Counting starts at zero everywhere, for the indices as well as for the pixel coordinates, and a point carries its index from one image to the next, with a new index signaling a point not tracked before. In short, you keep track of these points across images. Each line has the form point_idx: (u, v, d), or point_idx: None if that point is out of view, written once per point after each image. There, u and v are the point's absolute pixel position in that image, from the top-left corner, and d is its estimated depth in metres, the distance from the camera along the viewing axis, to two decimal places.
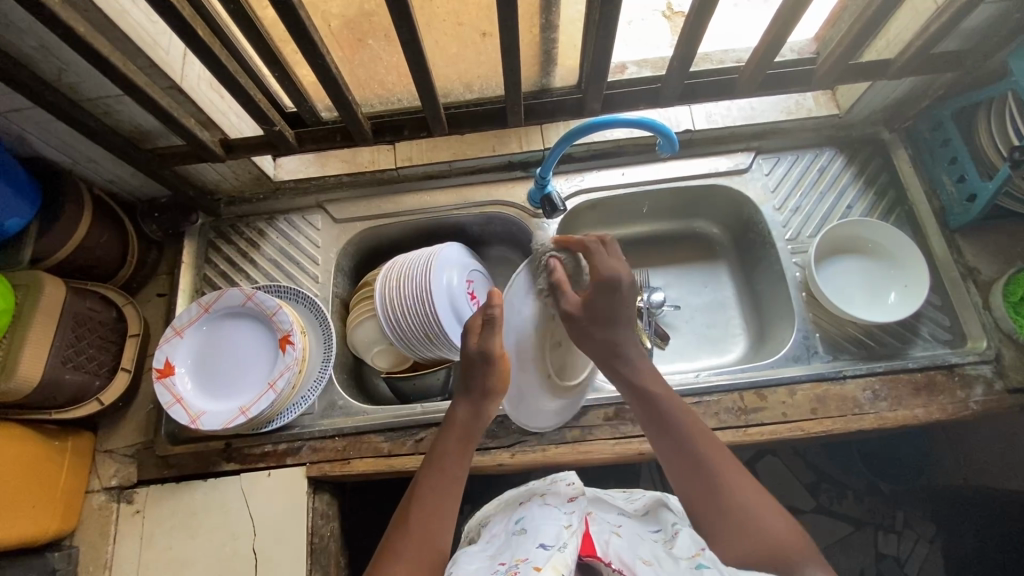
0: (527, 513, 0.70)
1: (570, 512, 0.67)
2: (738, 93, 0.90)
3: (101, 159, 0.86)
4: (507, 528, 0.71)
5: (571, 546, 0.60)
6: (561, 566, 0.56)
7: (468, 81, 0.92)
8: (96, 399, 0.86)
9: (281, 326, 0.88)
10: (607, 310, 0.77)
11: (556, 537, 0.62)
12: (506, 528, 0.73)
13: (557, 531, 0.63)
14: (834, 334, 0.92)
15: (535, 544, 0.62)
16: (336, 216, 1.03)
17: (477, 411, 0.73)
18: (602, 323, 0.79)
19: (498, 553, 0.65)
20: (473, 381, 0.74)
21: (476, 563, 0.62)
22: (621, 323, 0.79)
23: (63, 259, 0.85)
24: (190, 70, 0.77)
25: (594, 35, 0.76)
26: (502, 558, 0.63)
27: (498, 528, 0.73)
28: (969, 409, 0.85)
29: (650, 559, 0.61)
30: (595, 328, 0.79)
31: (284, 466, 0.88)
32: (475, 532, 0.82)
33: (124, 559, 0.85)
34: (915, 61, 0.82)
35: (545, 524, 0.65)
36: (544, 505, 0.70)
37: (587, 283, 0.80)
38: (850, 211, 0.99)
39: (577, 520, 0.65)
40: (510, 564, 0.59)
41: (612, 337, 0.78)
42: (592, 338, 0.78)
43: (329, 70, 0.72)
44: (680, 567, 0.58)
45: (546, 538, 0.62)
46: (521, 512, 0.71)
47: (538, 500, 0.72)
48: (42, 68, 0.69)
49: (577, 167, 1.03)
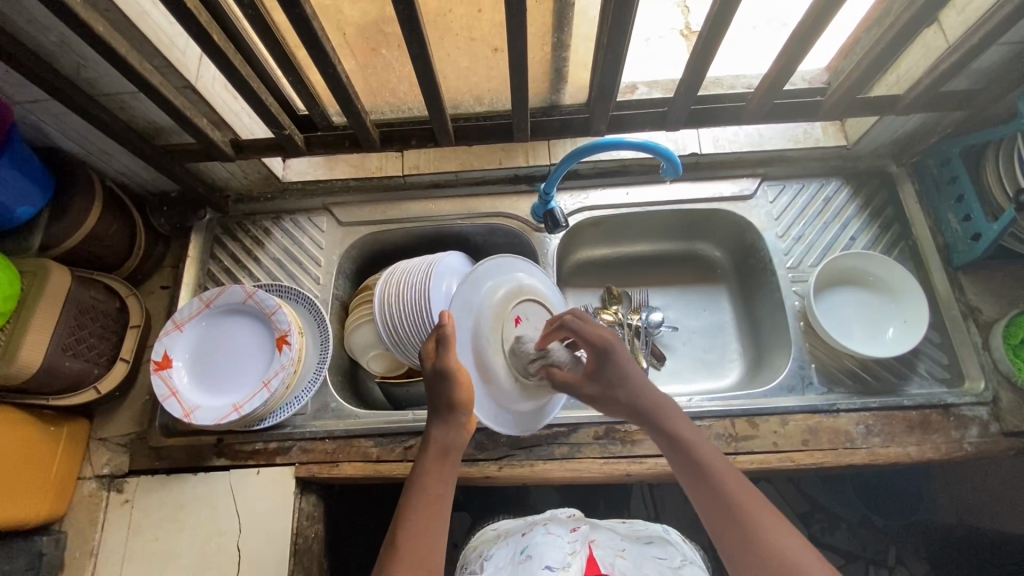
0: (530, 542, 0.76)
1: (574, 539, 0.75)
2: (745, 121, 0.90)
3: (115, 152, 0.88)
4: (511, 557, 0.77)
5: (575, 566, 0.70)
6: None
7: (478, 93, 0.93)
8: (94, 388, 0.88)
9: (279, 326, 0.89)
10: (611, 353, 0.73)
11: (561, 560, 0.71)
12: (509, 557, 0.77)
13: (562, 555, 0.72)
14: (830, 366, 0.92)
15: (541, 568, 0.70)
16: (341, 218, 1.04)
17: (452, 425, 0.70)
18: (604, 368, 0.73)
19: None
20: (436, 398, 0.70)
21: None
22: (627, 364, 0.74)
23: (72, 247, 0.86)
24: (205, 71, 0.79)
25: (602, 57, 0.76)
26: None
27: (501, 556, 0.78)
28: (963, 450, 0.84)
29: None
30: (610, 378, 0.73)
31: (273, 464, 0.89)
32: (475, 565, 0.80)
33: (110, 548, 0.86)
34: (923, 98, 0.82)
35: (549, 550, 0.73)
36: (546, 532, 0.76)
37: (586, 331, 0.74)
38: (853, 242, 0.99)
39: (580, 546, 0.74)
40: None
41: (626, 381, 0.73)
42: (607, 382, 0.74)
43: (340, 79, 0.73)
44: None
45: (553, 562, 0.71)
46: (525, 541, 0.77)
47: (540, 529, 0.78)
48: (62, 64, 0.71)
49: (582, 184, 1.04)
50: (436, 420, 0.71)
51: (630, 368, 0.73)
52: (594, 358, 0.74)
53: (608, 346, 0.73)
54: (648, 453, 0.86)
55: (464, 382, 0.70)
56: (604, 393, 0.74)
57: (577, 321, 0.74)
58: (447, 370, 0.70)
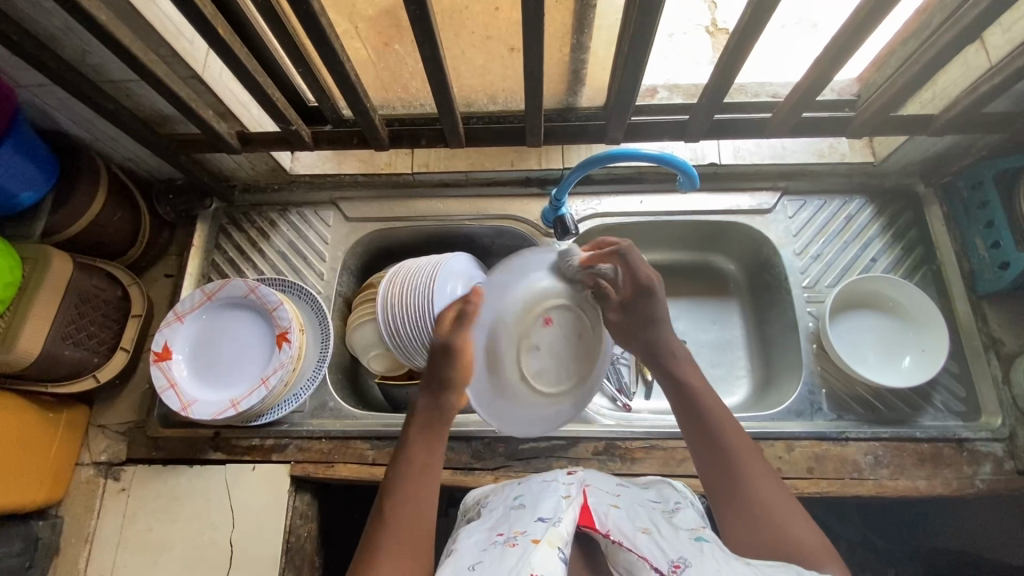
0: (527, 490, 0.69)
1: (568, 484, 0.66)
2: (770, 133, 0.86)
3: (120, 138, 0.87)
4: (505, 502, 0.69)
5: (569, 519, 0.59)
6: (557, 540, 0.55)
7: (492, 92, 0.89)
8: (93, 376, 0.88)
9: (280, 323, 0.88)
10: (652, 292, 0.74)
11: (554, 509, 0.61)
12: (502, 503, 0.71)
13: (555, 503, 0.63)
14: (840, 392, 0.89)
15: (532, 518, 0.61)
16: (348, 214, 1.02)
17: (440, 396, 0.69)
18: (641, 304, 0.75)
19: (494, 526, 0.64)
20: (433, 373, 0.70)
21: (474, 538, 0.62)
22: (664, 307, 0.75)
23: (76, 234, 0.86)
24: (213, 62, 0.77)
25: (623, 63, 0.73)
26: (501, 530, 0.62)
27: (494, 502, 0.71)
28: (974, 487, 0.81)
29: (650, 528, 0.59)
30: (636, 316, 0.75)
31: (269, 461, 0.88)
32: (474, 512, 0.74)
33: (105, 535, 0.87)
34: (961, 119, 0.78)
35: (544, 497, 0.65)
36: (543, 480, 0.69)
37: (636, 266, 0.74)
38: (873, 264, 0.95)
39: (576, 491, 0.65)
40: (506, 537, 0.59)
41: (654, 321, 0.75)
42: (630, 317, 0.76)
43: (348, 76, 0.71)
44: (680, 537, 0.58)
45: (545, 512, 0.61)
46: (520, 488, 0.70)
47: (537, 477, 0.71)
48: (67, 49, 0.69)
49: (596, 190, 1.01)
50: (424, 394, 0.70)
51: (664, 313, 0.75)
52: (630, 291, 0.75)
53: (651, 285, 0.74)
54: (647, 472, 0.84)
55: (465, 364, 0.70)
56: (625, 325, 0.76)
57: (635, 255, 0.74)
58: (449, 347, 0.69)
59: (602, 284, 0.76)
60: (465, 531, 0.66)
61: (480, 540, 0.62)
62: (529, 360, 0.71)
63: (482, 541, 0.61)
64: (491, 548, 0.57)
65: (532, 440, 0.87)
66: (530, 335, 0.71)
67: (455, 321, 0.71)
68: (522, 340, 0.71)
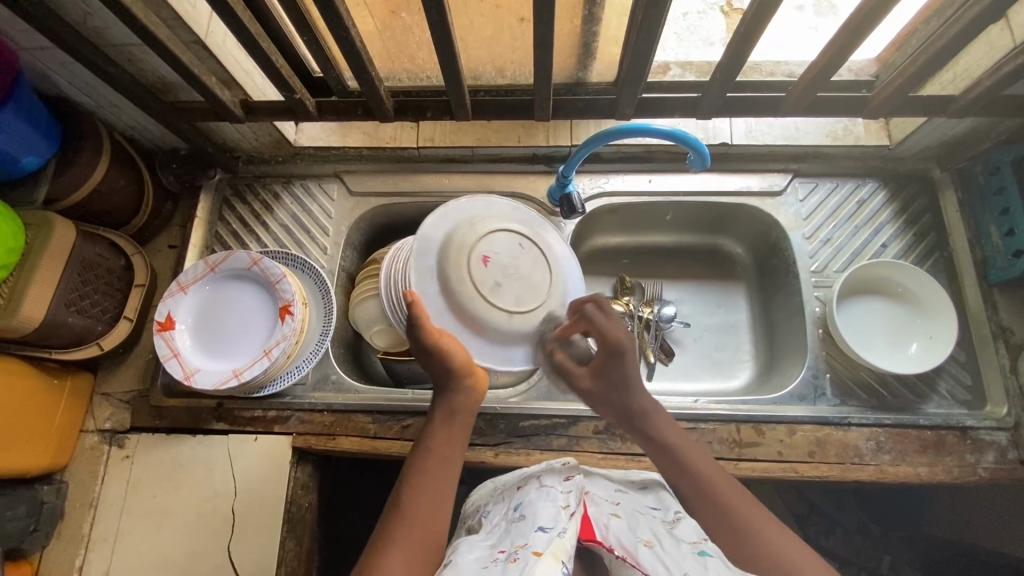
0: (525, 498, 0.71)
1: (567, 492, 0.69)
2: (784, 113, 0.84)
3: (123, 104, 0.86)
4: (505, 514, 0.71)
5: (571, 531, 0.61)
6: (560, 553, 0.58)
7: (500, 65, 0.88)
8: (96, 344, 0.88)
9: (283, 295, 0.88)
10: (622, 353, 0.72)
11: (554, 518, 0.64)
12: (504, 513, 0.72)
13: (555, 512, 0.65)
14: (845, 377, 0.88)
15: (533, 528, 0.63)
16: (352, 187, 1.01)
17: (459, 389, 0.71)
18: (613, 369, 0.73)
19: (497, 541, 0.66)
20: (437, 378, 0.71)
21: (477, 553, 0.64)
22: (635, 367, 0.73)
23: (78, 202, 0.85)
24: (217, 27, 0.75)
25: (635, 35, 0.71)
26: (502, 546, 0.63)
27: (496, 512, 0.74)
28: (976, 475, 0.81)
29: (652, 540, 0.65)
30: (611, 380, 0.72)
31: (271, 432, 0.89)
32: (475, 521, 0.79)
33: (109, 501, 0.88)
34: (981, 101, 0.76)
35: (542, 506, 0.67)
36: (540, 486, 0.71)
37: (603, 328, 0.72)
38: (884, 249, 0.94)
39: (574, 501, 0.67)
40: (509, 552, 0.61)
41: (627, 386, 0.72)
42: (606, 386, 0.73)
43: (354, 44, 0.69)
44: (682, 551, 0.63)
45: (545, 521, 0.63)
46: (519, 497, 0.72)
47: (534, 482, 0.73)
48: (67, 10, 0.68)
49: (604, 168, 0.99)
50: (441, 394, 0.72)
51: (636, 374, 0.73)
52: (602, 354, 0.73)
53: (621, 346, 0.72)
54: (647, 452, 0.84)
55: (450, 347, 0.69)
56: (602, 392, 0.73)
57: (596, 312, 0.73)
58: (429, 347, 0.69)
59: (575, 355, 0.77)
60: (463, 544, 0.67)
61: (482, 557, 0.63)
62: (497, 299, 0.72)
63: (484, 557, 0.63)
64: (493, 565, 0.59)
65: (533, 417, 0.87)
66: (481, 278, 0.72)
67: (412, 324, 0.69)
68: (475, 284, 0.72)
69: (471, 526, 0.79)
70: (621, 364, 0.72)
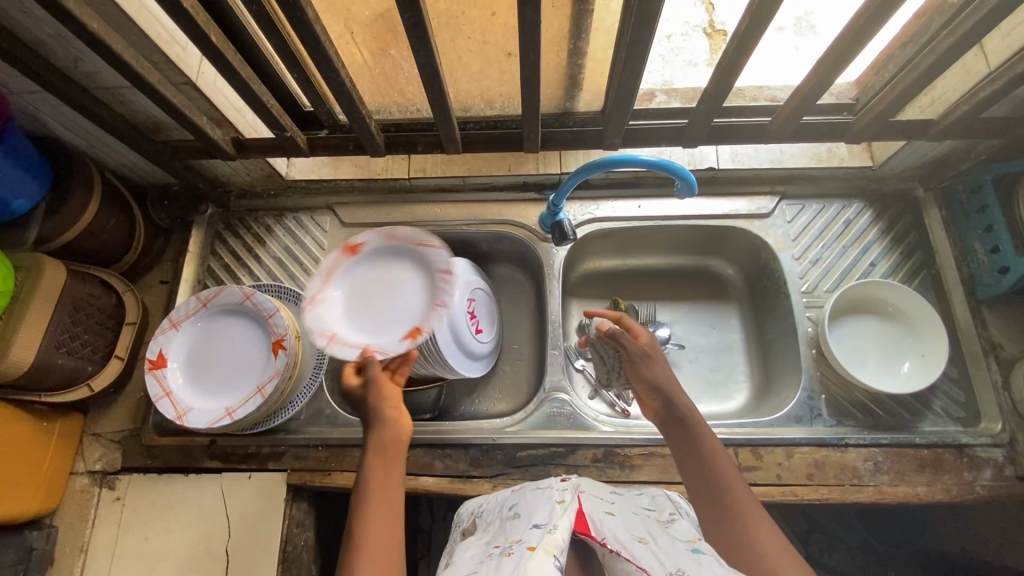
0: (520, 498, 0.68)
1: (562, 489, 0.65)
2: (768, 138, 0.85)
3: (114, 144, 0.86)
4: (499, 513, 0.69)
5: (564, 525, 0.56)
6: (554, 546, 0.53)
7: (489, 97, 0.89)
8: (87, 385, 0.87)
9: (276, 330, 0.87)
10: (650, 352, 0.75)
11: (549, 515, 0.60)
12: (497, 514, 0.70)
13: (550, 509, 0.61)
14: (840, 398, 0.88)
15: (529, 526, 0.60)
16: (345, 219, 1.02)
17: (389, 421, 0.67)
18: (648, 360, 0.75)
19: (491, 540, 0.62)
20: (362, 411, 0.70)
21: (472, 552, 0.61)
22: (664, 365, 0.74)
23: (68, 242, 0.85)
24: (207, 68, 0.76)
25: (621, 69, 0.72)
26: (498, 544, 0.60)
27: (490, 516, 0.70)
28: (975, 493, 0.81)
29: (646, 538, 0.58)
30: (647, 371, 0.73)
31: (265, 469, 0.88)
32: (469, 523, 0.74)
33: (99, 545, 0.86)
34: (960, 124, 0.77)
35: (538, 504, 0.63)
36: (536, 488, 0.69)
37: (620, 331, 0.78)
38: (873, 268, 0.95)
39: (570, 496, 0.63)
40: (504, 548, 0.57)
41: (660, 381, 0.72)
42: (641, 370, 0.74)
43: (343, 84, 0.71)
44: (676, 547, 0.57)
45: (540, 518, 0.60)
46: (514, 497, 0.69)
47: (530, 485, 0.70)
48: (57, 56, 0.68)
49: (593, 195, 1.00)
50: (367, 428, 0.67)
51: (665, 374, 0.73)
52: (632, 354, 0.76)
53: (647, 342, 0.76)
54: (646, 479, 0.83)
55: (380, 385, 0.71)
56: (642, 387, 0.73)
57: (624, 334, 0.77)
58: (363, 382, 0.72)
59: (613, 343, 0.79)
60: (461, 549, 0.64)
61: (475, 556, 0.59)
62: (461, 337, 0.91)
63: (476, 556, 0.59)
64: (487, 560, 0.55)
65: (530, 446, 0.86)
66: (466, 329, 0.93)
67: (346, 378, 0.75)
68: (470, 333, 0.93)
69: (465, 530, 0.74)
70: (646, 369, 0.73)
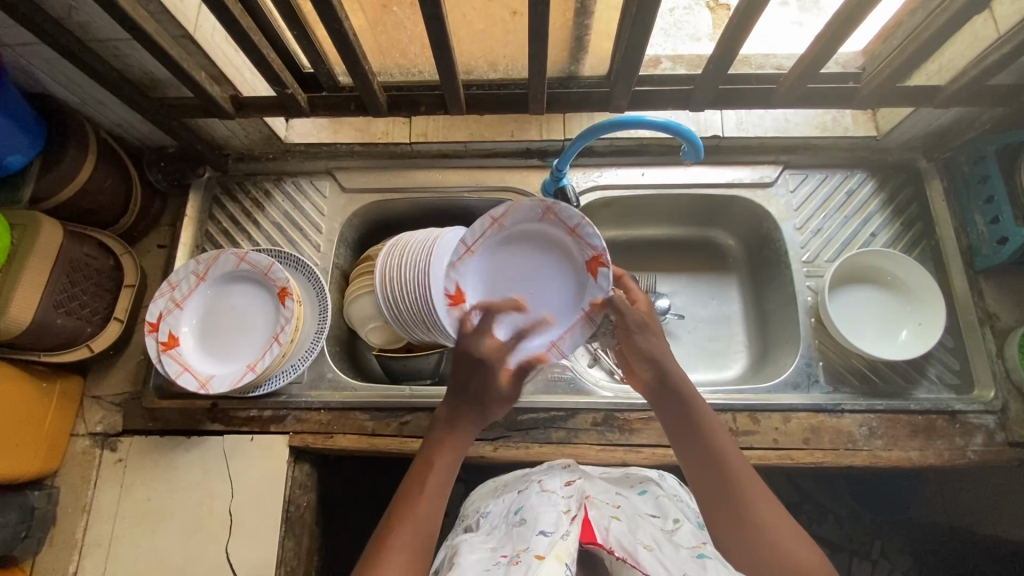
0: (526, 501, 0.68)
1: (568, 496, 0.66)
2: (775, 104, 0.84)
3: (109, 101, 0.84)
4: (506, 517, 0.69)
5: (574, 533, 0.58)
6: (563, 555, 0.55)
7: (493, 59, 0.88)
8: (86, 346, 0.86)
9: (279, 281, 0.87)
10: (645, 326, 0.71)
11: (555, 523, 0.61)
12: (505, 512, 0.71)
13: (556, 516, 0.62)
14: (837, 364, 0.89)
15: (534, 531, 0.61)
16: (345, 184, 1.01)
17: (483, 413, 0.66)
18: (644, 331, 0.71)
19: (499, 546, 0.64)
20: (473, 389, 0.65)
21: (478, 556, 0.63)
22: (656, 339, 0.71)
23: (64, 201, 0.83)
24: (205, 21, 0.75)
25: (628, 28, 0.70)
26: (505, 550, 0.61)
27: (497, 513, 0.72)
28: (966, 457, 0.83)
29: (651, 544, 0.59)
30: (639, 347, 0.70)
31: (267, 432, 0.88)
32: (473, 521, 0.76)
33: (103, 505, 0.86)
34: (967, 90, 0.77)
35: (543, 511, 0.64)
36: (542, 491, 0.68)
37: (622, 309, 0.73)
38: (873, 239, 0.95)
39: (576, 505, 0.64)
40: (511, 557, 0.58)
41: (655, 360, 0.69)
42: (630, 341, 0.71)
43: (347, 37, 0.69)
44: (681, 555, 0.57)
45: (546, 525, 0.61)
46: (520, 500, 0.70)
47: (535, 486, 0.70)
48: (51, 3, 0.66)
49: (596, 162, 1.00)
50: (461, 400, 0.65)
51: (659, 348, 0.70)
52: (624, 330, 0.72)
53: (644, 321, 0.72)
54: (645, 442, 0.85)
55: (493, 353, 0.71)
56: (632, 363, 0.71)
57: (621, 300, 0.73)
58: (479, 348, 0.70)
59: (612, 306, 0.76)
60: (465, 546, 0.66)
61: (483, 560, 0.62)
62: None
63: (486, 561, 0.61)
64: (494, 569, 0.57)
65: (532, 410, 0.87)
66: None
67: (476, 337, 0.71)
68: None
69: (469, 526, 0.76)
70: (642, 341, 0.70)
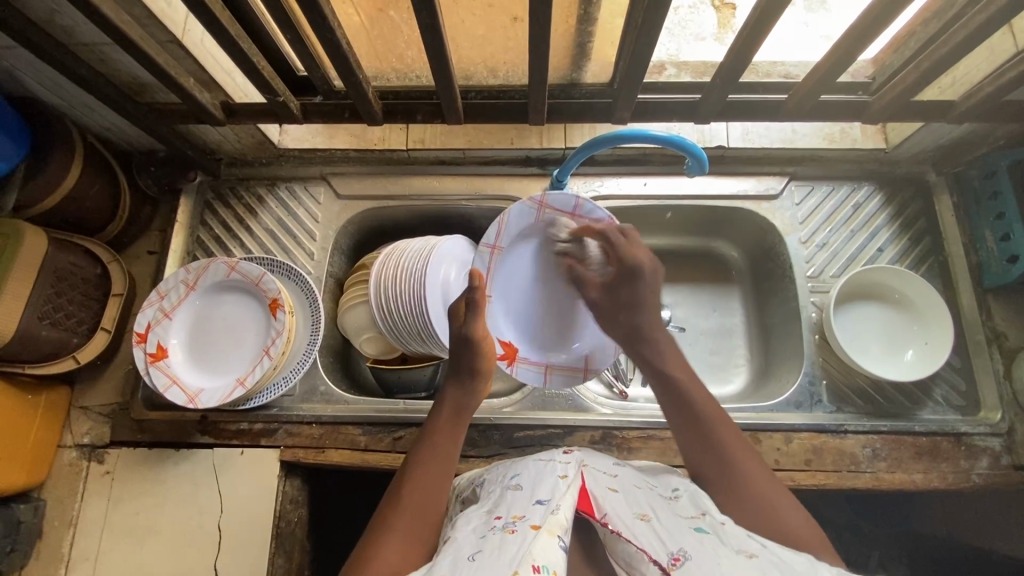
0: (521, 467, 0.65)
1: (565, 462, 0.63)
2: (783, 117, 0.82)
3: (96, 105, 0.81)
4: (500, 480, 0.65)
5: (566, 505, 0.55)
6: (556, 528, 0.52)
7: (492, 65, 0.85)
8: (72, 357, 0.84)
9: (270, 292, 0.84)
10: (637, 274, 0.76)
11: (552, 491, 0.58)
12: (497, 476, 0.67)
13: (553, 484, 0.59)
14: (841, 384, 0.88)
15: (530, 500, 0.58)
16: (339, 190, 0.98)
17: (468, 389, 0.71)
18: (629, 285, 0.76)
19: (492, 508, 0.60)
20: (458, 362, 0.71)
21: (473, 523, 0.57)
22: (652, 289, 0.76)
23: (49, 208, 0.81)
24: (193, 26, 0.72)
25: (633, 39, 0.68)
26: (499, 512, 0.58)
27: (489, 475, 0.68)
28: (970, 481, 0.81)
29: (649, 516, 0.57)
30: (623, 296, 0.76)
31: (258, 446, 0.86)
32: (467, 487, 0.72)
33: (90, 519, 0.85)
34: (981, 106, 0.75)
35: (540, 477, 0.61)
36: (539, 459, 0.66)
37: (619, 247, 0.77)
38: (880, 254, 0.93)
39: (573, 471, 0.62)
40: (505, 522, 0.55)
41: (636, 305, 0.75)
42: (620, 295, 0.77)
43: (339, 45, 0.66)
44: (681, 525, 0.56)
45: (543, 493, 0.58)
46: (516, 465, 0.66)
47: (531, 454, 0.67)
48: (33, 8, 0.64)
49: (598, 171, 0.97)
50: (455, 385, 0.71)
51: (648, 296, 0.75)
52: (618, 274, 0.77)
53: (638, 268, 0.76)
54: (644, 462, 0.83)
55: (487, 349, 0.73)
56: (613, 310, 0.78)
57: (615, 234, 0.78)
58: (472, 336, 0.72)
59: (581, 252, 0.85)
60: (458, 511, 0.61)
61: (476, 524, 0.57)
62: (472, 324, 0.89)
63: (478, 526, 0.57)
64: (487, 534, 0.54)
65: (528, 427, 0.85)
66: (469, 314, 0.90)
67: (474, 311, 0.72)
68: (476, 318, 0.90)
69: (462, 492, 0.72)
70: (637, 284, 0.75)
